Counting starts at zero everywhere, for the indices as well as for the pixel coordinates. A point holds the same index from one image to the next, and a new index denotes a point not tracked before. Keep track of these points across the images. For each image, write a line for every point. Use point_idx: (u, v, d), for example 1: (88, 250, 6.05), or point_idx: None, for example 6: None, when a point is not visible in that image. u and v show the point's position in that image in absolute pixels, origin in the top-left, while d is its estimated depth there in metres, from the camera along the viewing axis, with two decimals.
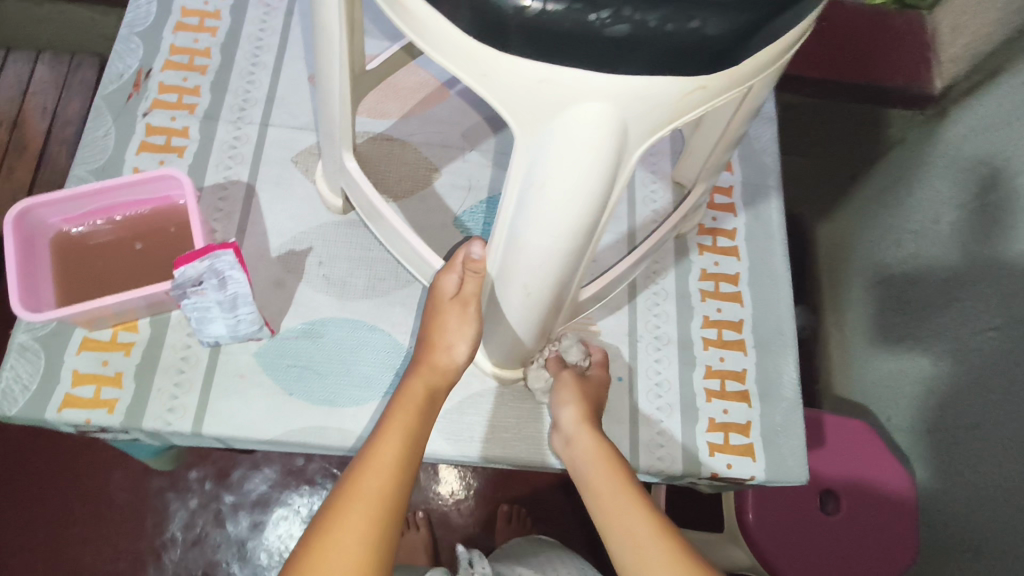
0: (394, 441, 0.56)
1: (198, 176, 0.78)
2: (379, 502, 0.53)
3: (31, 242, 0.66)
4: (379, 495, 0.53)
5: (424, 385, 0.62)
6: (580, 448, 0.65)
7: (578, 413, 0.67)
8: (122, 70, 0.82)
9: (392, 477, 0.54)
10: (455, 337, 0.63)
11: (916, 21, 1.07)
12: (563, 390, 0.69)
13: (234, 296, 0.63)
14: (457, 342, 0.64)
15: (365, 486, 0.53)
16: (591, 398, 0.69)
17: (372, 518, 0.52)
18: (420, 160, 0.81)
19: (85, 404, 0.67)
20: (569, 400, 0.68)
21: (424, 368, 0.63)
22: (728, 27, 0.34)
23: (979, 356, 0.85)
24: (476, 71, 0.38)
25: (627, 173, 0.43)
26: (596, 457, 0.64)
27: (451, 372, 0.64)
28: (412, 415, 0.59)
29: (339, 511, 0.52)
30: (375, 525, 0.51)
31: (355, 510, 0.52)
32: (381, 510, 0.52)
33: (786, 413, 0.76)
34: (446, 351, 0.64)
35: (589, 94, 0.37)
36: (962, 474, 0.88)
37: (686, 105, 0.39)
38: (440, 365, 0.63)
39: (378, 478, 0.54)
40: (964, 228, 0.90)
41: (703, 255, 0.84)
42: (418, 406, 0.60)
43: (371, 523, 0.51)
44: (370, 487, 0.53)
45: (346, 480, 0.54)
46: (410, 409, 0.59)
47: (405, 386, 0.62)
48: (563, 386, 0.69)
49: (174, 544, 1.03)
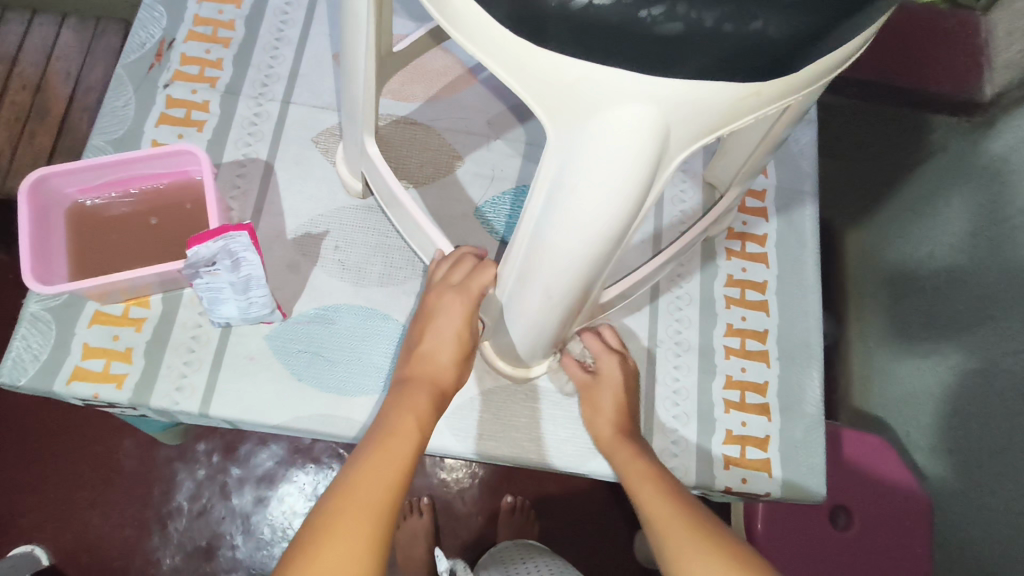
0: (392, 456, 0.53)
1: (216, 152, 0.76)
2: (374, 515, 0.48)
3: (47, 211, 0.65)
4: (375, 508, 0.48)
5: (423, 399, 0.58)
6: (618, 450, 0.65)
7: (617, 420, 0.67)
8: (144, 39, 0.81)
9: (390, 493, 0.50)
10: (449, 349, 0.62)
11: (970, 21, 1.03)
12: (603, 399, 0.68)
13: (247, 278, 0.62)
14: (455, 364, 0.63)
15: (360, 498, 0.49)
16: (624, 407, 0.68)
17: (370, 517, 0.48)
18: (444, 146, 0.79)
19: (94, 378, 0.67)
20: (601, 408, 0.68)
21: (420, 382, 0.60)
22: (792, 29, 0.31)
23: (1010, 379, 0.81)
24: (510, 63, 0.36)
25: (665, 178, 0.40)
26: (632, 462, 0.63)
27: (449, 392, 0.62)
28: (411, 430, 0.55)
29: (331, 524, 0.47)
30: (368, 540, 0.46)
31: (348, 524, 0.47)
32: (375, 524, 0.47)
33: (807, 429, 0.74)
34: (446, 374, 0.61)
35: (630, 94, 0.34)
36: (982, 499, 0.85)
37: (735, 111, 0.36)
38: (438, 382, 0.61)
39: (374, 491, 0.49)
40: (1004, 244, 0.86)
41: (730, 260, 0.81)
42: (422, 408, 0.58)
43: (365, 539, 0.46)
44: (365, 500, 0.49)
45: (336, 491, 0.49)
46: (409, 422, 0.56)
47: (409, 389, 0.59)
48: (603, 396, 0.68)
49: (180, 513, 1.04)
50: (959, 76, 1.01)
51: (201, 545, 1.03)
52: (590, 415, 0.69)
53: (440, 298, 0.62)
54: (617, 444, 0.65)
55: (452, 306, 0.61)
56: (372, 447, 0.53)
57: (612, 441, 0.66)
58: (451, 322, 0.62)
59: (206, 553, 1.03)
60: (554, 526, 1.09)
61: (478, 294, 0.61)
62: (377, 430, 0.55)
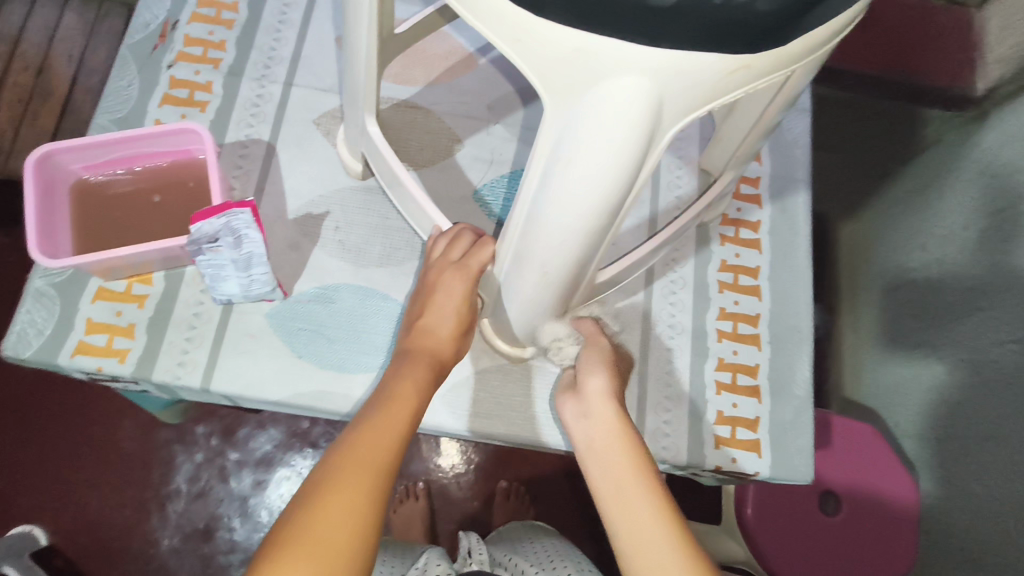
0: (393, 423, 0.54)
1: (219, 133, 0.77)
2: (373, 476, 0.49)
3: (51, 187, 0.66)
4: (377, 469, 0.50)
5: (425, 372, 0.60)
6: (601, 447, 0.56)
7: (606, 384, 0.60)
8: (148, 20, 0.82)
9: (389, 456, 0.51)
10: (447, 322, 0.63)
11: (963, 18, 1.08)
12: (591, 359, 0.63)
13: (249, 255, 0.63)
14: (453, 337, 0.64)
15: (360, 458, 0.50)
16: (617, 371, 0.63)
17: (372, 477, 0.49)
18: (443, 129, 0.80)
19: (98, 352, 0.68)
20: (598, 372, 0.61)
21: (421, 354, 0.61)
22: (780, 3, 0.33)
23: (997, 367, 0.83)
24: (510, 36, 0.37)
25: (659, 152, 0.41)
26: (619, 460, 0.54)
27: (447, 365, 0.63)
28: (411, 400, 0.57)
29: (330, 480, 0.48)
30: (368, 494, 0.48)
31: (348, 480, 0.48)
32: (374, 485, 0.49)
33: (797, 411, 0.75)
34: (445, 347, 0.63)
35: (626, 66, 0.35)
36: (967, 484, 0.87)
37: (726, 86, 0.38)
38: (438, 355, 0.62)
39: (376, 452, 0.51)
40: (993, 235, 0.87)
41: (724, 245, 0.82)
42: (423, 378, 0.59)
43: (364, 497, 0.48)
44: (363, 461, 0.50)
45: (337, 452, 0.51)
46: (412, 390, 0.58)
47: (410, 361, 0.61)
48: (590, 355, 0.64)
49: (178, 495, 1.05)
50: (953, 71, 1.05)
51: (199, 527, 1.04)
52: (582, 371, 0.62)
53: (440, 274, 0.63)
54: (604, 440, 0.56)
55: (452, 285, 0.62)
56: (375, 412, 0.55)
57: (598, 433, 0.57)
58: (451, 296, 0.63)
59: (204, 534, 1.04)
60: (548, 512, 1.11)
61: (477, 272, 0.62)
62: (378, 397, 0.57)
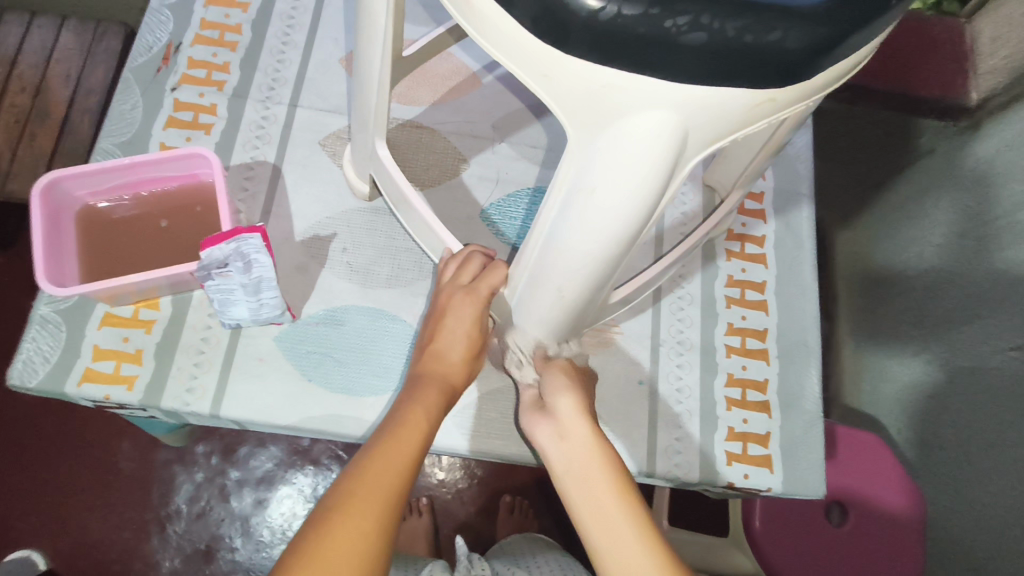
0: (401, 449, 0.53)
1: (225, 155, 0.77)
2: (382, 499, 0.49)
3: (57, 214, 0.65)
4: (386, 492, 0.50)
5: (435, 399, 0.60)
6: (577, 472, 0.56)
7: (576, 405, 0.61)
8: (151, 42, 0.81)
9: (398, 480, 0.51)
10: (456, 346, 0.63)
11: (955, 29, 1.03)
12: (557, 379, 0.63)
13: (258, 280, 0.62)
14: (465, 361, 0.64)
15: (370, 484, 0.49)
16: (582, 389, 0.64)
17: (382, 500, 0.49)
18: (449, 149, 0.80)
19: (105, 380, 0.67)
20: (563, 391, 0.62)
21: (432, 379, 0.61)
22: (809, 40, 0.33)
23: (998, 375, 0.84)
24: (536, 72, 0.37)
25: (681, 179, 0.41)
26: (597, 485, 0.55)
27: (458, 390, 0.63)
28: (420, 427, 0.56)
29: (339, 508, 0.47)
30: (376, 520, 0.47)
31: (357, 505, 0.48)
32: (382, 508, 0.48)
33: (806, 425, 0.75)
34: (457, 371, 0.63)
35: (653, 101, 0.35)
36: (971, 494, 0.87)
37: (751, 117, 0.38)
38: (449, 379, 0.62)
39: (385, 476, 0.51)
40: (991, 245, 0.88)
41: (730, 261, 0.82)
42: (434, 403, 0.59)
43: (372, 520, 0.47)
44: (373, 485, 0.49)
45: (346, 476, 0.50)
46: (420, 418, 0.57)
47: (421, 387, 0.60)
48: (553, 375, 0.63)
49: (179, 516, 1.04)
50: (947, 80, 1.00)
51: (201, 548, 1.03)
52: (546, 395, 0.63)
53: (449, 300, 0.64)
54: (578, 462, 0.57)
55: (462, 308, 0.63)
56: (382, 439, 0.54)
57: (573, 456, 0.57)
58: (461, 322, 0.63)
59: (205, 555, 1.03)
60: (552, 525, 1.10)
61: (488, 295, 0.62)
62: (388, 422, 0.56)
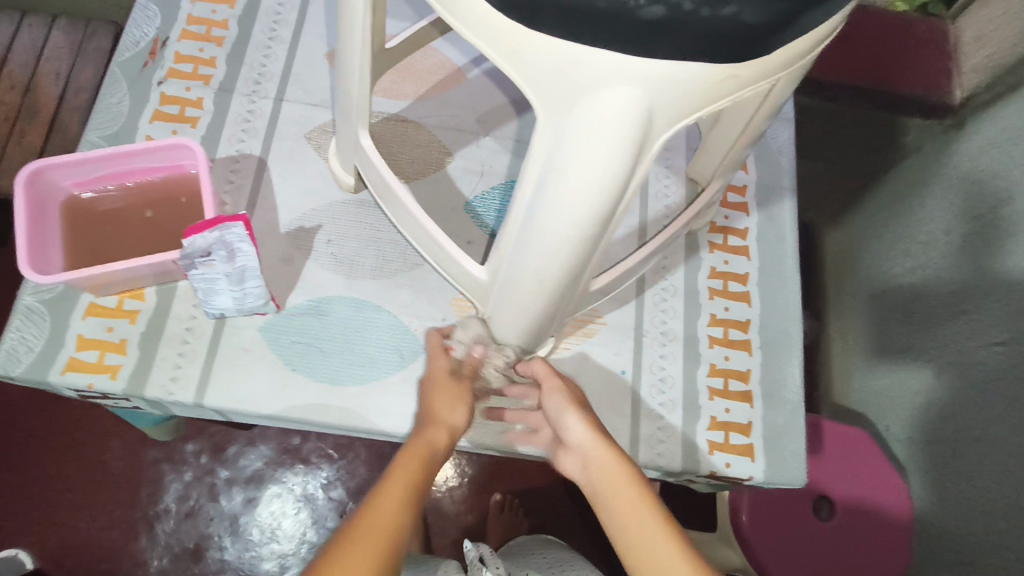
0: (368, 541, 0.48)
1: (210, 148, 0.78)
2: None
3: (42, 204, 0.65)
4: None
5: (412, 464, 0.55)
6: (622, 520, 0.53)
7: (588, 425, 0.59)
8: (139, 37, 0.82)
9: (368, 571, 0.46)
10: (442, 409, 0.62)
11: (939, 29, 1.04)
12: (560, 403, 0.61)
13: (242, 269, 0.63)
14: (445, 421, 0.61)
15: None
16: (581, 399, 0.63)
17: None
18: (433, 142, 0.81)
19: (89, 369, 0.67)
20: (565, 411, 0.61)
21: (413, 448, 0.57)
22: (764, 15, 0.35)
23: (984, 370, 0.84)
24: (505, 50, 0.38)
25: (651, 158, 0.42)
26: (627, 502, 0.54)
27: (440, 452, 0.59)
28: (394, 497, 0.52)
29: None
30: None
31: None
32: None
33: (790, 414, 0.76)
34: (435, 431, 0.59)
35: (619, 77, 0.36)
36: (959, 487, 0.88)
37: (715, 94, 0.39)
38: (428, 443, 0.58)
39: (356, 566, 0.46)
40: (974, 242, 0.89)
41: (713, 253, 0.83)
42: (412, 474, 0.54)
43: None
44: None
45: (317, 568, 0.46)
46: (395, 490, 0.53)
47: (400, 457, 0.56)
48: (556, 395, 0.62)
49: (167, 515, 1.04)
50: (932, 79, 1.00)
51: (189, 547, 1.03)
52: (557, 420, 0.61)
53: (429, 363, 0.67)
54: (621, 509, 0.54)
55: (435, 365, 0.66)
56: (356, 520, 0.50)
57: (614, 499, 0.54)
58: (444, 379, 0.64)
59: (194, 554, 1.03)
60: (543, 523, 1.10)
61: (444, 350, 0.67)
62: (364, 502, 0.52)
